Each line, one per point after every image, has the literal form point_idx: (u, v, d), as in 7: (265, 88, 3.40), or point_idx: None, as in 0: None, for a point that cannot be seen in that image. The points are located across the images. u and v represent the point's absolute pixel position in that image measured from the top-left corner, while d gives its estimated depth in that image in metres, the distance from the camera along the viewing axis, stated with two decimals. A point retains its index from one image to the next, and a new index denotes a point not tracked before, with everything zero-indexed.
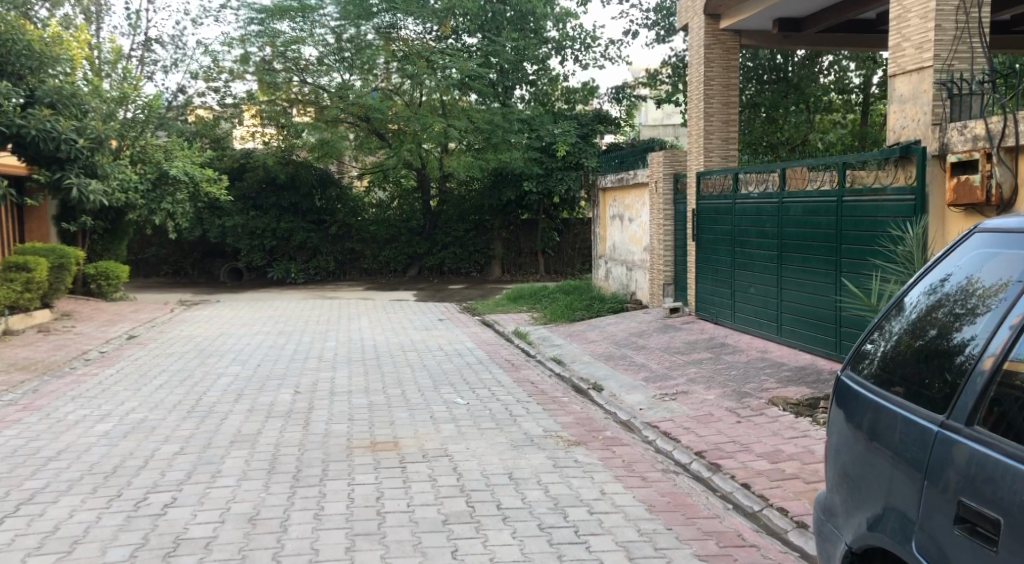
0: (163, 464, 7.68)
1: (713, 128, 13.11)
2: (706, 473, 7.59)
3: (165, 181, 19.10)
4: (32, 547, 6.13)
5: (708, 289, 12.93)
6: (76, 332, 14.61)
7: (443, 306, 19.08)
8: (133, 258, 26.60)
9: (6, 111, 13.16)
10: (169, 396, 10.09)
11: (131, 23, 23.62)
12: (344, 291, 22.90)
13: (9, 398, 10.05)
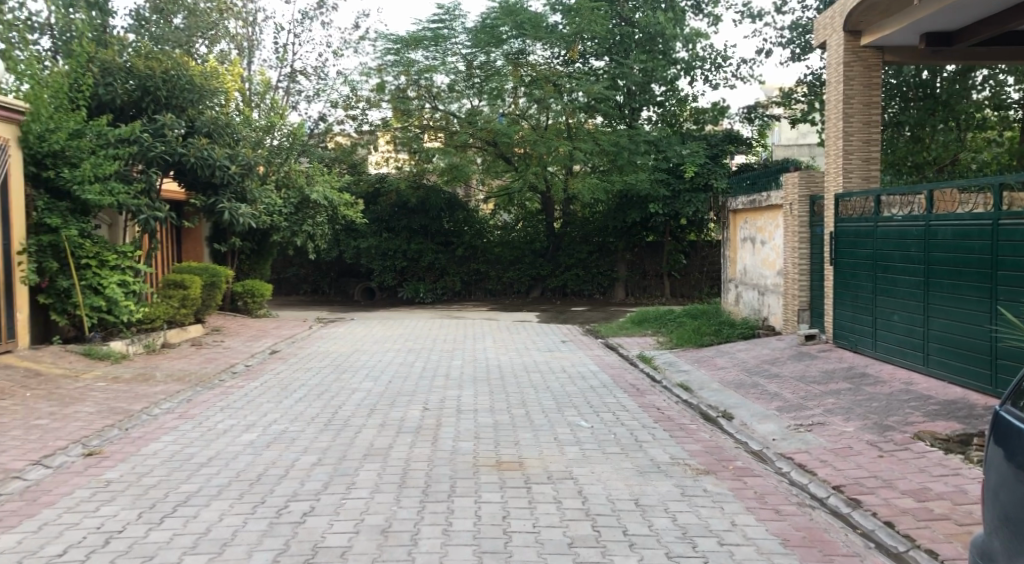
0: (301, 474, 7.80)
1: (853, 148, 12.64)
2: (845, 509, 7.21)
3: (306, 205, 19.70)
4: (188, 547, 6.31)
5: (847, 316, 12.40)
6: (224, 347, 15.11)
7: (567, 328, 18.97)
8: (276, 277, 27.58)
9: (168, 140, 14.07)
10: (306, 409, 10.28)
11: (279, 56, 24.50)
12: (469, 312, 23.04)
13: (166, 405, 10.42)
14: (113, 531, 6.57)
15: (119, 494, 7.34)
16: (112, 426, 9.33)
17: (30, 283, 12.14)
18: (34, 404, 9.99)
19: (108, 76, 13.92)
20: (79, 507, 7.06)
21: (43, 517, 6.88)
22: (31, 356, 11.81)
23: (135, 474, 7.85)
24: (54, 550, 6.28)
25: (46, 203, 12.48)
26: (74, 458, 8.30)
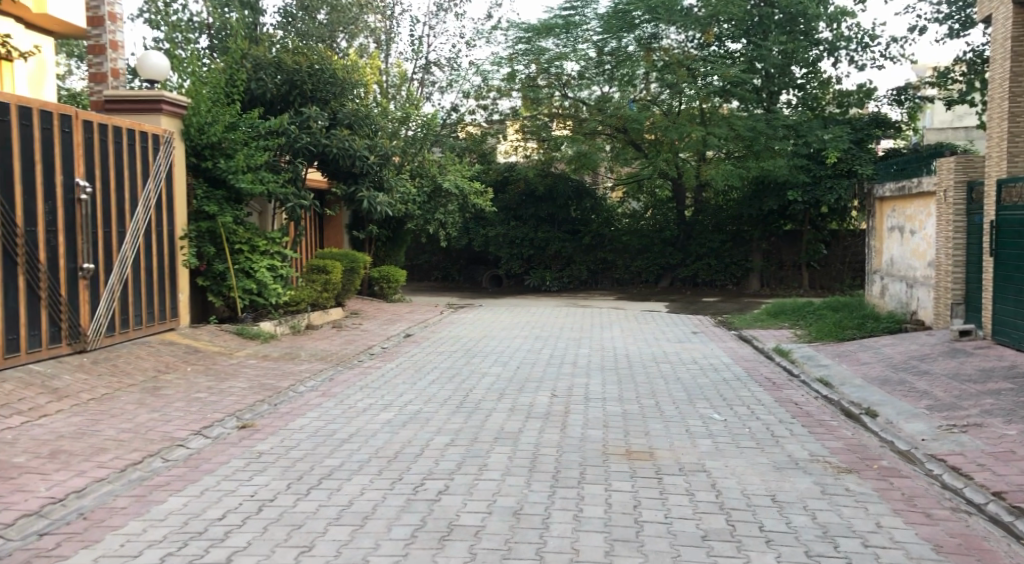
0: (436, 454, 7.88)
1: (1019, 130, 12.05)
2: (1007, 517, 6.81)
3: (439, 194, 19.93)
4: (333, 518, 6.45)
5: (1008, 311, 11.75)
6: (362, 330, 15.46)
7: (699, 319, 18.63)
8: (408, 264, 28.14)
9: (313, 132, 14.57)
10: (439, 391, 10.41)
11: (414, 49, 24.88)
12: (597, 300, 22.94)
13: (310, 383, 10.72)
14: (265, 499, 6.78)
15: (270, 465, 7.58)
16: (263, 401, 9.65)
17: (190, 267, 12.59)
18: (192, 378, 10.44)
19: (259, 71, 14.58)
20: (235, 475, 7.32)
21: (204, 483, 7.16)
22: (190, 334, 12.35)
23: (284, 446, 8.10)
24: (214, 514, 6.52)
25: (204, 191, 13.04)
26: (229, 430, 8.62)
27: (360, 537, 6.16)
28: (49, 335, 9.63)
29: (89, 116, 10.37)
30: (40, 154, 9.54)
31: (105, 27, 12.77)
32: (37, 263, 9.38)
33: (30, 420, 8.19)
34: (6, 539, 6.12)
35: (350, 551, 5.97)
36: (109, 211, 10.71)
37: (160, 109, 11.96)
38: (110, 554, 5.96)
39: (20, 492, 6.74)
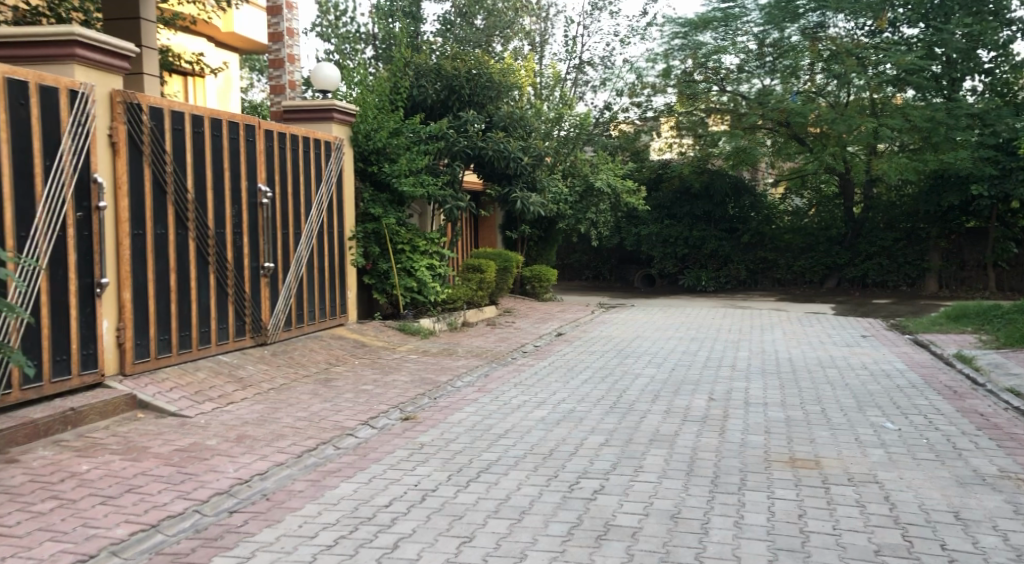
0: (591, 453, 8.18)
1: None
2: None
3: (591, 193, 20.03)
4: (491, 510, 6.78)
5: None
6: (515, 327, 15.95)
7: (867, 322, 18.19)
8: (560, 263, 28.59)
9: (470, 135, 15.12)
10: (593, 391, 10.72)
11: (568, 49, 25.29)
12: (755, 301, 22.73)
13: (467, 379, 11.23)
14: (428, 490, 7.22)
15: (431, 457, 8.06)
16: (424, 395, 10.20)
17: (358, 266, 13.36)
18: (359, 371, 11.11)
19: (420, 79, 15.29)
20: (399, 466, 7.81)
21: (371, 471, 7.68)
22: (357, 329, 13.07)
23: (444, 439, 8.58)
24: (381, 501, 6.96)
25: (370, 195, 13.70)
26: (393, 422, 9.18)
27: (518, 532, 6.42)
28: (236, 328, 10.45)
29: (270, 126, 11.12)
30: (228, 162, 10.30)
31: (283, 43, 13.66)
32: (225, 263, 10.19)
33: (219, 406, 8.91)
34: (201, 514, 6.56)
35: (509, 544, 6.21)
36: (287, 214, 11.48)
37: (332, 117, 12.70)
38: (291, 533, 6.35)
39: (212, 472, 7.29)
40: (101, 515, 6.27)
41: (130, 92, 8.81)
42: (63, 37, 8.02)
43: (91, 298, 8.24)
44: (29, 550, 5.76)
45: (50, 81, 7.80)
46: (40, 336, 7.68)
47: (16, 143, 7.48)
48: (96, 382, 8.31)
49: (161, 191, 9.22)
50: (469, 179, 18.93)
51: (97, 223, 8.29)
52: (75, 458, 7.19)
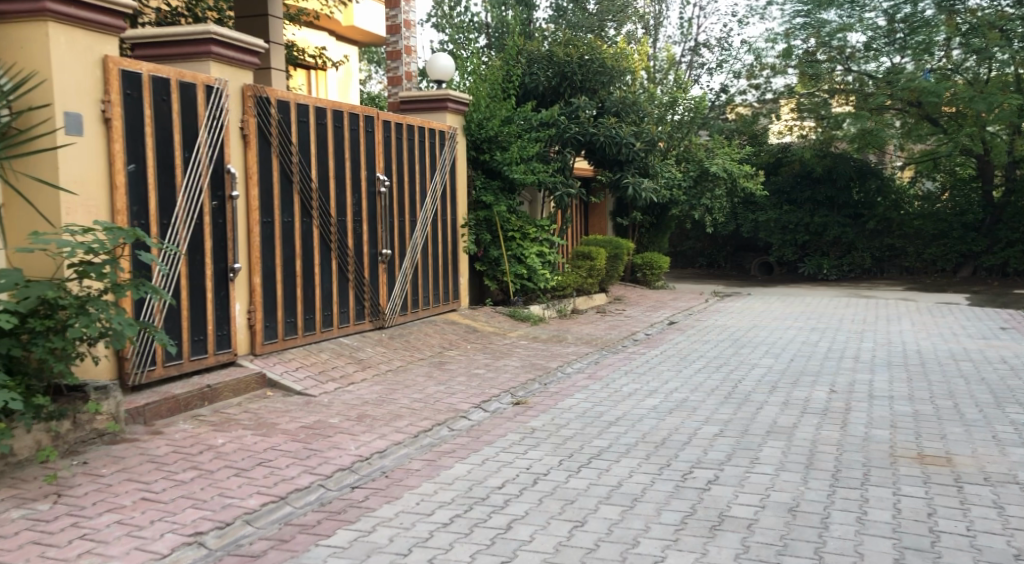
0: (705, 443, 8.24)
1: None
2: None
3: (705, 178, 19.78)
4: (603, 496, 6.90)
5: None
6: (626, 315, 16.04)
7: (1007, 314, 17.49)
8: (673, 250, 28.51)
9: (582, 121, 15.34)
10: (707, 380, 10.77)
11: (683, 32, 25.18)
12: (880, 290, 22.20)
13: (577, 365, 11.41)
14: (540, 473, 7.39)
15: (543, 441, 8.28)
16: (534, 380, 10.42)
17: (470, 253, 13.68)
18: (471, 355, 11.41)
19: (533, 66, 15.44)
20: (511, 449, 8.03)
21: (484, 453, 7.91)
22: (469, 314, 13.39)
23: (555, 425, 8.77)
24: (495, 482, 7.15)
25: (482, 181, 14.01)
26: (505, 406, 9.43)
27: (631, 518, 6.52)
28: (356, 312, 10.86)
29: (388, 117, 11.47)
30: (348, 152, 10.68)
31: (401, 35, 14.03)
32: (346, 250, 10.59)
33: (341, 386, 9.31)
34: (325, 489, 6.84)
35: (621, 530, 6.31)
36: (403, 202, 11.83)
37: (446, 107, 12.99)
38: (409, 510, 6.56)
39: (335, 449, 7.61)
40: (234, 486, 6.61)
41: (260, 87, 9.25)
42: (200, 36, 8.49)
43: (224, 282, 8.73)
44: (173, 514, 6.06)
45: (189, 77, 8.26)
46: (179, 318, 8.17)
47: (159, 136, 7.95)
48: (229, 361, 8.80)
49: (288, 181, 9.66)
50: (580, 165, 19.30)
51: (230, 211, 8.76)
52: (211, 432, 7.64)
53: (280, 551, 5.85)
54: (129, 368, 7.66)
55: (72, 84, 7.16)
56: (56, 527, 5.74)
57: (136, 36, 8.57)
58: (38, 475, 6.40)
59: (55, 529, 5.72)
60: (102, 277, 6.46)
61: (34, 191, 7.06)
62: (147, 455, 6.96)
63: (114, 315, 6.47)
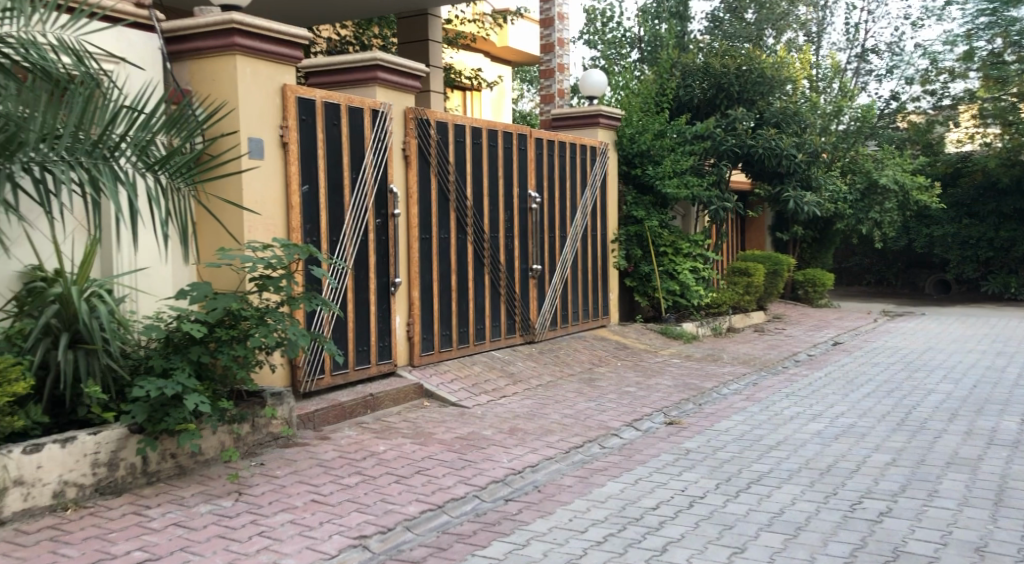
0: (875, 473, 7.94)
1: None
2: None
3: (875, 192, 19.38)
4: (764, 523, 6.76)
5: None
6: (786, 334, 15.75)
7: None
8: (838, 266, 27.72)
9: (739, 134, 15.14)
10: (877, 405, 10.50)
11: (850, 37, 24.59)
12: None
13: (733, 386, 11.31)
14: (696, 496, 7.31)
15: (698, 463, 8.18)
16: (689, 400, 10.42)
17: (620, 269, 13.83)
18: (622, 373, 11.51)
19: (688, 78, 15.50)
20: (666, 469, 7.99)
21: (638, 472, 7.91)
22: (619, 330, 13.50)
23: (711, 446, 8.70)
24: (649, 503, 7.13)
25: (633, 197, 14.10)
26: (658, 425, 9.46)
27: (794, 548, 6.36)
28: (507, 326, 11.16)
29: (541, 134, 11.73)
30: (502, 170, 10.99)
31: (554, 52, 14.27)
32: (498, 264, 10.89)
33: (493, 398, 9.59)
34: (480, 500, 7.05)
35: (783, 560, 6.17)
36: (554, 218, 12.07)
37: (598, 123, 13.19)
38: (563, 525, 6.65)
39: (489, 460, 7.83)
40: (395, 493, 6.94)
41: (420, 109, 9.66)
42: (367, 63, 8.97)
43: (386, 295, 9.16)
44: (340, 517, 6.42)
45: (357, 103, 8.74)
46: (346, 329, 8.62)
47: (330, 158, 8.44)
48: (390, 371, 9.22)
49: (446, 200, 10.04)
50: (737, 178, 19.27)
51: (393, 229, 9.18)
52: (374, 439, 8.03)
53: (439, 558, 6.07)
54: (301, 377, 8.14)
55: (255, 111, 7.71)
56: (238, 523, 6.19)
57: (308, 65, 9.16)
58: (221, 473, 6.91)
59: (236, 525, 6.16)
60: (279, 290, 6.93)
61: (221, 211, 7.64)
62: (316, 459, 7.40)
63: (289, 326, 6.95)
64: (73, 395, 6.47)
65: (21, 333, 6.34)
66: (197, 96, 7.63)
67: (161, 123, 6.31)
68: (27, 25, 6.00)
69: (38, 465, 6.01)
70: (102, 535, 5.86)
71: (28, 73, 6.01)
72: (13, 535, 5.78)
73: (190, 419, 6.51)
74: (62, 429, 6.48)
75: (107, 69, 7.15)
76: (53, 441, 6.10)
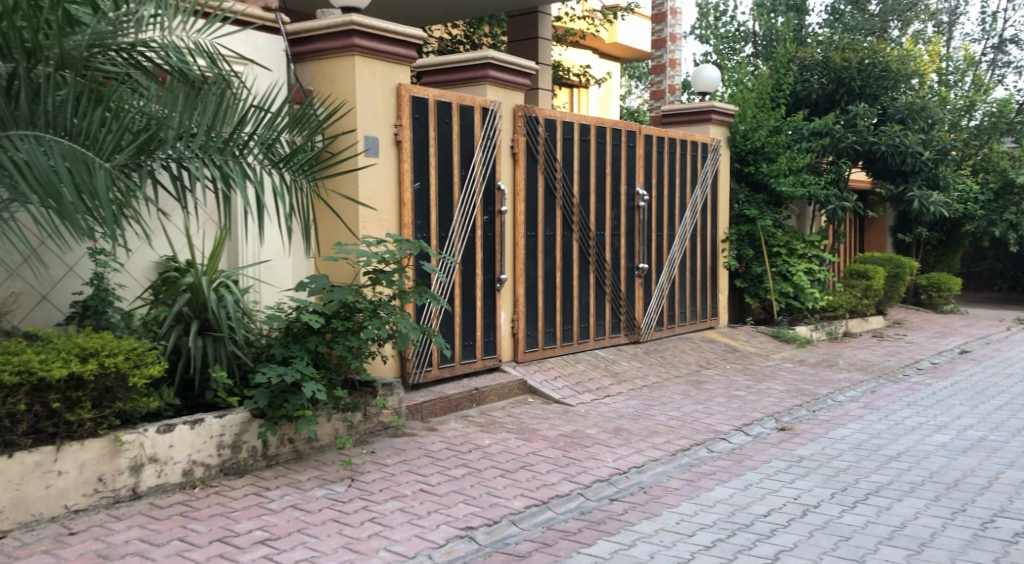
0: (1007, 489, 7.53)
1: None
2: None
3: (1009, 191, 18.87)
4: (884, 537, 6.51)
5: None
6: (906, 340, 15.31)
7: None
8: (968, 271, 26.68)
9: (860, 129, 14.93)
10: (1008, 417, 10.06)
11: (985, 27, 23.75)
12: None
13: (850, 394, 11.03)
14: (810, 505, 7.12)
15: (811, 471, 7.99)
16: (802, 406, 10.21)
17: (731, 269, 13.72)
18: (731, 376, 11.37)
19: (806, 73, 15.23)
20: (778, 476, 7.85)
21: (748, 478, 7.80)
22: (728, 333, 13.37)
23: (826, 455, 8.49)
24: (760, 510, 7.00)
25: (746, 195, 13.93)
26: (769, 431, 9.30)
27: None
28: (612, 325, 11.21)
29: (650, 131, 11.72)
30: (609, 167, 11.03)
31: (666, 48, 14.30)
32: (604, 262, 10.95)
33: (597, 397, 9.64)
34: (585, 498, 7.11)
35: None
36: (662, 217, 12.04)
37: (710, 119, 13.09)
38: (669, 528, 6.61)
39: (594, 459, 7.88)
40: (500, 487, 7.07)
41: (529, 106, 9.77)
42: (478, 62, 9.13)
43: (492, 291, 9.32)
44: (447, 508, 6.58)
45: (468, 101, 8.91)
46: (452, 323, 8.82)
47: (440, 155, 8.62)
48: (495, 366, 9.38)
49: (552, 197, 10.14)
50: (857, 176, 18.87)
51: (499, 225, 9.33)
52: (479, 432, 8.19)
53: (544, 553, 6.15)
54: (410, 368, 8.37)
55: (370, 109, 7.94)
56: (351, 508, 6.41)
57: (421, 65, 9.40)
58: (335, 460, 7.16)
59: (349, 510, 6.39)
60: (391, 284, 7.13)
61: (338, 205, 7.91)
62: (424, 449, 7.60)
63: (400, 320, 7.14)
64: (202, 380, 6.81)
65: (156, 320, 6.75)
66: (317, 95, 7.92)
67: (286, 122, 6.55)
68: (170, 29, 6.27)
69: (170, 444, 6.35)
70: (226, 513, 6.15)
71: (167, 75, 6.32)
72: (148, 508, 6.13)
73: (308, 406, 6.77)
74: (190, 411, 6.82)
75: (238, 71, 7.48)
76: (182, 422, 6.43)
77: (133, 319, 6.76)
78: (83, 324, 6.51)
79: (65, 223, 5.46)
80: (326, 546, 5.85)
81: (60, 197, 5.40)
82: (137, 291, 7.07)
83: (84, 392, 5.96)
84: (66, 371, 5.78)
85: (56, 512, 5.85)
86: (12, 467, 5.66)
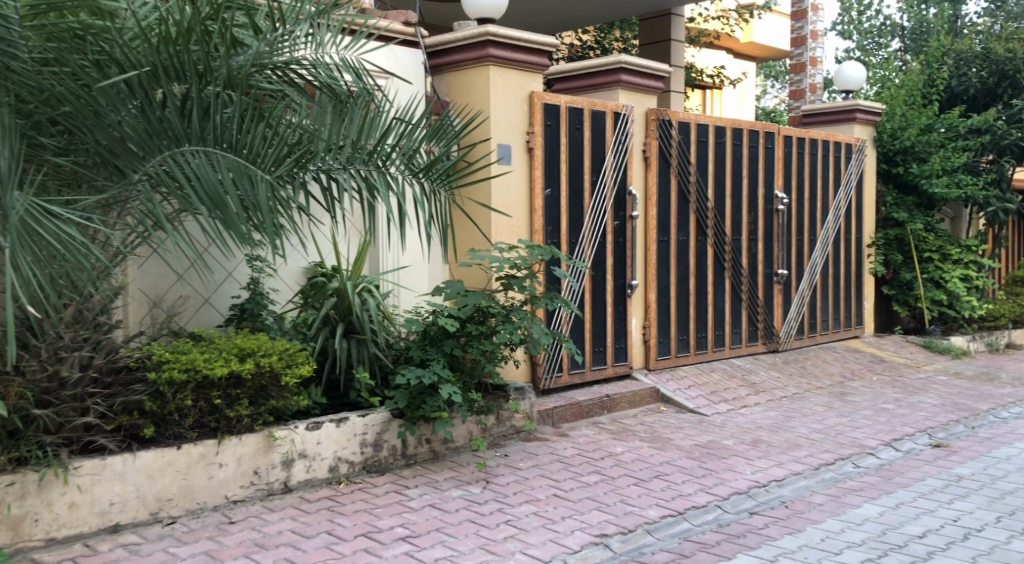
0: None
1: None
2: None
3: None
4: None
5: None
6: None
7: None
8: None
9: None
10: None
11: None
12: None
13: (1014, 410, 10.52)
14: (972, 528, 6.86)
15: (971, 492, 7.68)
16: (959, 422, 9.81)
17: (876, 275, 13.28)
18: (878, 389, 11.04)
19: (962, 66, 14.64)
20: (934, 495, 7.59)
21: (899, 496, 7.56)
22: (874, 342, 13.00)
23: (988, 475, 8.14)
24: (914, 531, 6.79)
25: (894, 198, 13.51)
26: (922, 447, 9.00)
27: None
28: (749, 334, 11.08)
29: (789, 132, 11.52)
30: (745, 170, 10.90)
31: (806, 46, 14.01)
32: (740, 268, 10.85)
33: (733, 408, 9.55)
34: (723, 510, 7.08)
35: None
36: (801, 220, 11.82)
37: (854, 118, 12.81)
38: (814, 545, 6.50)
39: (730, 471, 7.83)
40: (635, 495, 7.12)
41: (662, 109, 9.77)
42: (611, 66, 9.21)
43: (623, 297, 9.37)
44: (580, 514, 6.68)
45: (600, 107, 8.98)
46: (583, 329, 8.92)
47: (571, 160, 8.73)
48: (626, 373, 9.43)
49: (685, 201, 10.11)
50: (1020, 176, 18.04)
51: (630, 230, 9.37)
52: (611, 440, 8.26)
53: None
54: (541, 373, 8.52)
55: (504, 117, 8.14)
56: (487, 510, 6.58)
57: (554, 72, 9.56)
58: (470, 461, 7.36)
59: (485, 511, 6.56)
60: (522, 289, 7.26)
61: (473, 212, 8.15)
62: (556, 454, 7.72)
63: (532, 325, 7.26)
64: (346, 380, 7.11)
65: (305, 323, 7.09)
66: (454, 105, 8.16)
67: (425, 133, 6.77)
68: (320, 46, 6.60)
69: (319, 440, 6.66)
70: (370, 509, 6.41)
71: (317, 90, 6.64)
72: (298, 501, 6.46)
73: (444, 407, 6.99)
74: (334, 410, 7.14)
75: (381, 84, 7.80)
76: (329, 420, 6.73)
77: (284, 321, 7.12)
78: (241, 326, 6.89)
79: (229, 231, 5.81)
80: (463, 546, 6.02)
81: (225, 208, 5.75)
82: (288, 294, 7.52)
83: (241, 390, 6.31)
84: (227, 370, 6.13)
85: (218, 501, 6.23)
86: (180, 458, 6.08)
